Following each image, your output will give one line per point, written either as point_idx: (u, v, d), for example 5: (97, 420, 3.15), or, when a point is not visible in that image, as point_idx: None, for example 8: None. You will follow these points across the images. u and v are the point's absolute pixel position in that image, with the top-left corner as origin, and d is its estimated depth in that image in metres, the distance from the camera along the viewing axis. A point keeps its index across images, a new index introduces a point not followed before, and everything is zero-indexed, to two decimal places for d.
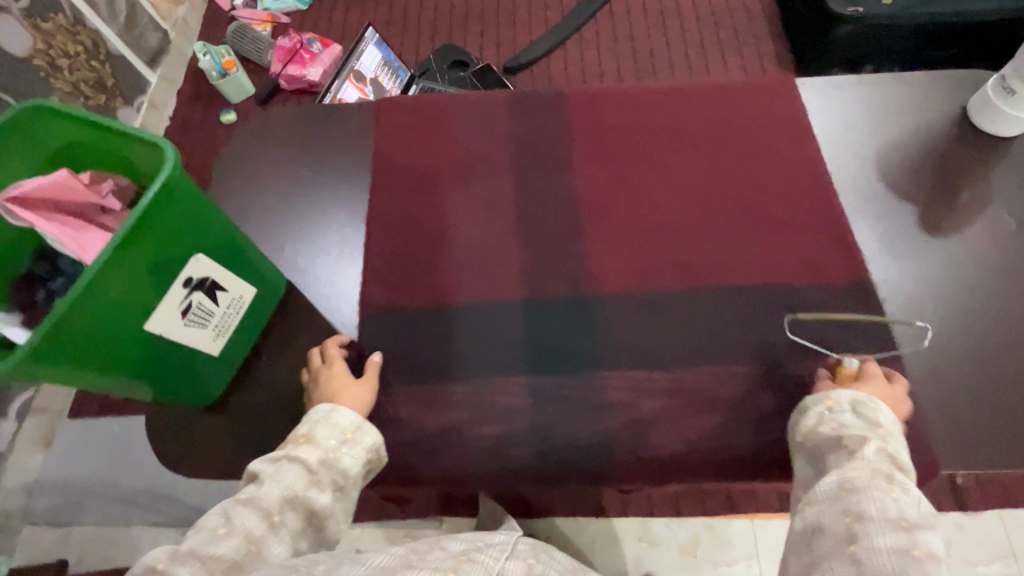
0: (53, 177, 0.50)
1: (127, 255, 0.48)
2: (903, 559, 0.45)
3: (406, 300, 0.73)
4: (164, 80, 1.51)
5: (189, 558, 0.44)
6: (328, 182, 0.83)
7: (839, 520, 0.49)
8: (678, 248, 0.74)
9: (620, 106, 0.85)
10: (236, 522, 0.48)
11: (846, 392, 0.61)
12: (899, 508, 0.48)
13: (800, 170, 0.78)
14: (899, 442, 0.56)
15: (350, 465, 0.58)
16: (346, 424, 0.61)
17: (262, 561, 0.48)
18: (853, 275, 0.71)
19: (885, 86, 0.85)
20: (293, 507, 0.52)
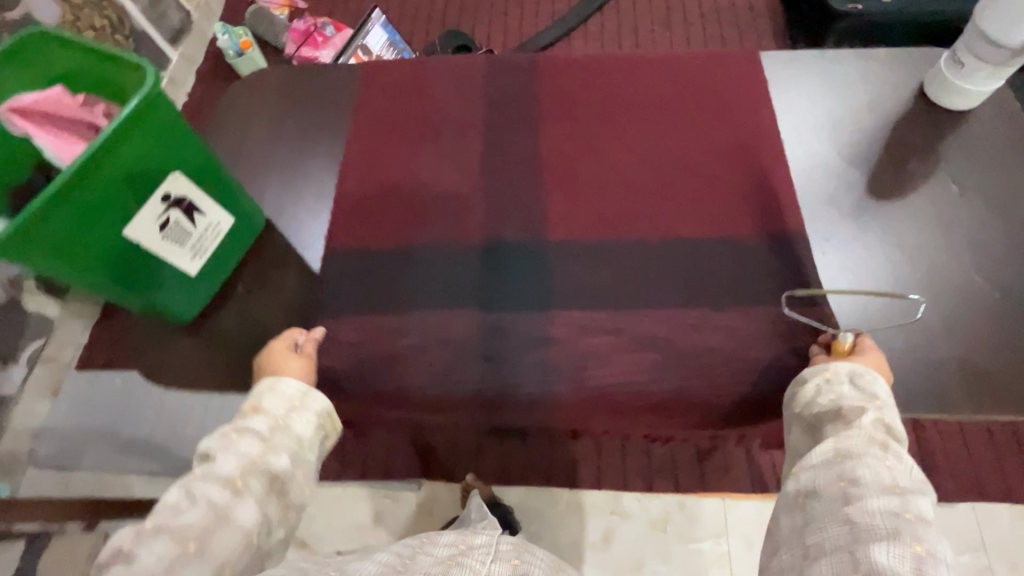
0: (48, 92, 0.57)
1: (107, 161, 0.54)
2: (897, 522, 0.45)
3: (372, 240, 0.79)
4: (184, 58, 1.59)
5: (151, 538, 0.47)
6: (312, 134, 0.89)
7: (834, 483, 0.50)
8: (629, 204, 0.79)
9: (589, 74, 0.89)
10: (198, 494, 0.51)
11: (845, 364, 0.62)
12: (893, 477, 0.49)
13: (753, 136, 0.82)
14: (896, 417, 0.57)
15: (302, 430, 0.61)
16: (292, 392, 0.63)
17: (232, 527, 0.50)
18: (793, 234, 0.75)
19: (847, 62, 0.88)
20: (254, 474, 0.54)
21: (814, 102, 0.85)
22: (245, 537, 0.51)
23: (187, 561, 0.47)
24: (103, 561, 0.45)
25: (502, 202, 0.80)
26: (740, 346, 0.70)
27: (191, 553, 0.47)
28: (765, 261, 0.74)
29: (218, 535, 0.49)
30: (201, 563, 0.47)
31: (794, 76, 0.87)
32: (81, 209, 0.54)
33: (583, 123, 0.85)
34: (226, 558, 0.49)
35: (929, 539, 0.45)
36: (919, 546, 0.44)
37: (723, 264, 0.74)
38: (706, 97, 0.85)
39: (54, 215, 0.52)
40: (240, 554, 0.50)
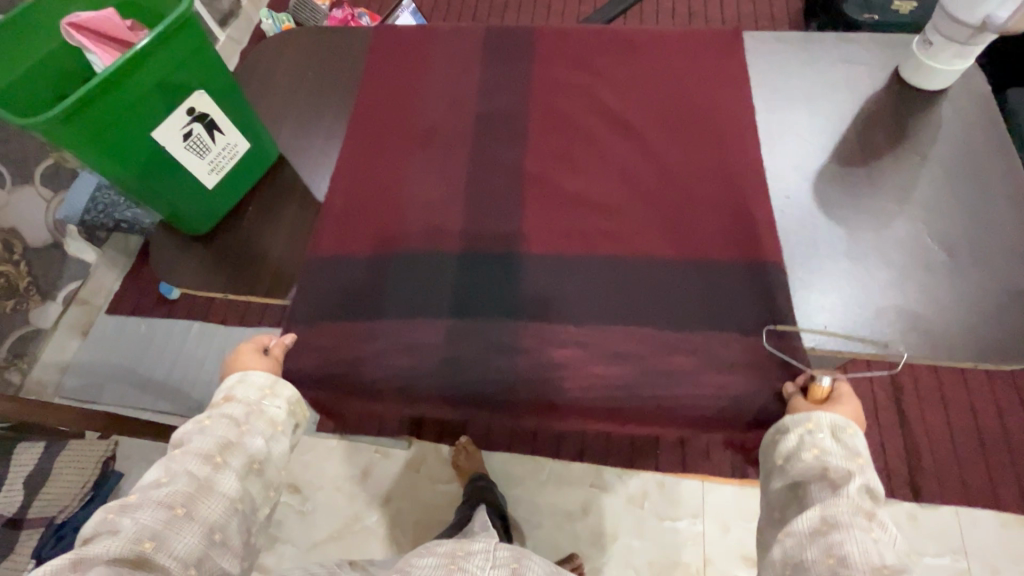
0: (102, 13, 0.67)
1: (142, 65, 0.63)
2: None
3: (368, 174, 0.86)
4: (230, 40, 1.74)
5: (137, 507, 0.60)
6: (328, 85, 0.98)
7: (823, 560, 0.56)
8: (608, 158, 0.84)
9: (584, 43, 0.96)
10: (177, 469, 0.63)
11: (827, 415, 0.64)
12: (881, 556, 0.55)
13: (731, 104, 0.87)
14: (872, 471, 0.62)
15: (276, 413, 0.70)
16: (262, 381, 0.71)
17: (214, 493, 0.63)
18: (758, 196, 0.79)
19: (828, 45, 0.92)
20: (230, 452, 0.65)
21: (793, 77, 0.90)
22: (228, 502, 0.63)
23: (176, 523, 0.59)
24: (97, 526, 0.58)
25: (490, 150, 0.86)
26: (697, 290, 0.74)
27: (179, 517, 0.60)
28: (730, 212, 0.78)
29: (203, 502, 0.62)
30: (188, 524, 0.60)
31: (776, 53, 0.93)
32: (114, 104, 0.63)
33: (572, 84, 0.91)
34: (211, 521, 0.61)
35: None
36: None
37: (690, 212, 0.78)
38: (690, 66, 0.91)
39: (92, 106, 0.61)
40: (223, 515, 0.62)
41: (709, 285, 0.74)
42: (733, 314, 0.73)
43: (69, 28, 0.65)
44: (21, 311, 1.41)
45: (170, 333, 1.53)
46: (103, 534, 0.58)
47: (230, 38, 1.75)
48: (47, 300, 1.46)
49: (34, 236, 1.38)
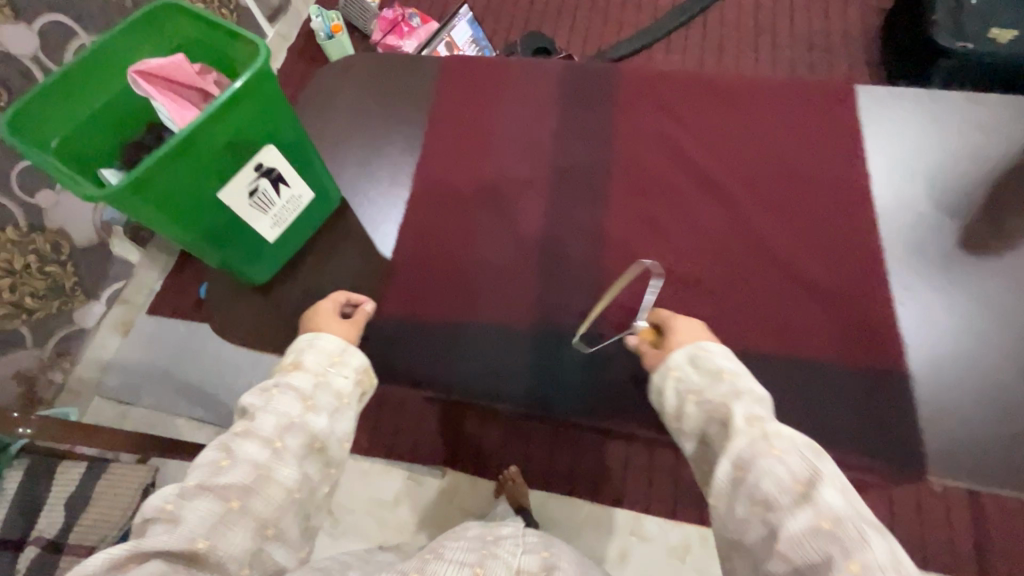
0: (170, 59, 0.62)
1: (211, 130, 0.58)
2: (828, 545, 0.39)
3: (439, 227, 0.82)
4: (278, 36, 1.68)
5: (196, 495, 0.49)
6: (392, 116, 0.92)
7: (752, 513, 0.44)
8: (699, 230, 0.77)
9: (675, 87, 0.87)
10: (237, 454, 0.52)
11: (680, 352, 0.59)
12: (788, 470, 0.44)
13: (840, 170, 0.77)
14: (749, 383, 0.54)
15: (342, 386, 0.62)
16: (333, 347, 0.64)
17: (272, 484, 0.52)
18: (873, 286, 0.70)
19: (954, 104, 0.82)
20: (292, 435, 0.55)
21: (913, 136, 0.80)
22: (286, 494, 0.53)
23: (230, 519, 0.49)
24: (151, 517, 0.48)
25: (568, 206, 0.80)
26: (799, 392, 0.66)
27: (235, 511, 0.50)
28: (839, 298, 0.70)
29: (263, 494, 0.51)
30: (243, 520, 0.50)
31: (893, 104, 0.82)
32: (179, 172, 0.58)
33: (657, 131, 0.83)
34: (268, 515, 0.51)
35: (855, 545, 0.39)
36: (854, 566, 0.38)
37: (794, 295, 0.70)
38: (794, 122, 0.81)
39: (157, 177, 0.56)
40: (278, 508, 0.52)
41: (814, 382, 0.67)
42: (840, 417, 0.65)
43: (135, 76, 0.60)
44: (68, 311, 1.22)
45: (209, 334, 1.31)
46: (156, 526, 0.47)
47: (278, 35, 1.68)
48: (90, 299, 1.26)
49: (81, 235, 1.19)
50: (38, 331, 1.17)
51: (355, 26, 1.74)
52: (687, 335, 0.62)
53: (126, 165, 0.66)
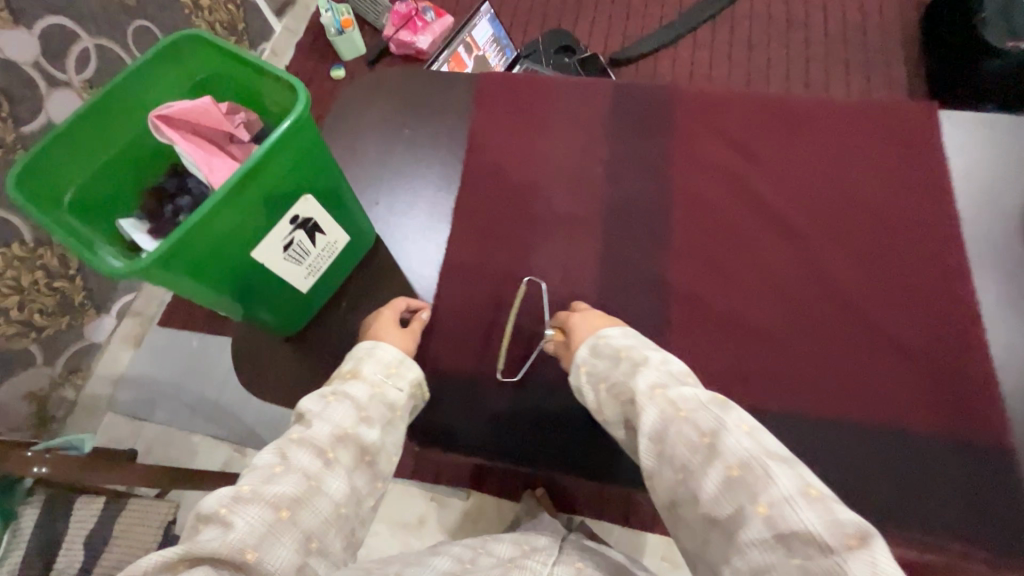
0: (196, 102, 0.56)
1: (260, 171, 0.52)
2: (738, 492, 0.42)
3: (482, 271, 0.76)
4: (287, 31, 1.50)
5: (248, 501, 0.47)
6: (426, 146, 0.85)
7: (676, 481, 0.46)
8: (768, 276, 0.70)
9: (733, 115, 0.80)
10: (292, 461, 0.51)
11: (581, 349, 0.61)
12: (694, 427, 0.47)
13: (922, 211, 0.71)
14: (649, 355, 0.56)
15: (396, 398, 0.60)
16: (389, 359, 0.62)
17: (321, 495, 0.50)
18: (963, 344, 0.65)
19: None
20: (343, 445, 0.54)
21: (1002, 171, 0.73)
22: (333, 508, 0.51)
23: (279, 529, 0.46)
24: (206, 518, 0.46)
25: (623, 249, 0.74)
26: (891, 466, 0.60)
27: (284, 520, 0.47)
28: (928, 360, 0.64)
29: (312, 506, 0.49)
30: (292, 530, 0.47)
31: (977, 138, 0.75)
32: (231, 216, 0.53)
33: (720, 165, 0.77)
34: (314, 528, 0.49)
35: (762, 486, 0.41)
36: (762, 507, 0.41)
37: (880, 356, 0.65)
38: (868, 155, 0.75)
39: (207, 224, 0.51)
40: (326, 522, 0.50)
41: (909, 455, 0.60)
42: (937, 495, 0.59)
43: (156, 122, 0.54)
44: (77, 325, 1.10)
45: (228, 346, 1.13)
46: (209, 528, 0.45)
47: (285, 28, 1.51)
48: (101, 314, 1.13)
49: None
50: (48, 348, 1.05)
51: (365, 19, 1.56)
52: (587, 325, 0.63)
53: (148, 216, 0.59)
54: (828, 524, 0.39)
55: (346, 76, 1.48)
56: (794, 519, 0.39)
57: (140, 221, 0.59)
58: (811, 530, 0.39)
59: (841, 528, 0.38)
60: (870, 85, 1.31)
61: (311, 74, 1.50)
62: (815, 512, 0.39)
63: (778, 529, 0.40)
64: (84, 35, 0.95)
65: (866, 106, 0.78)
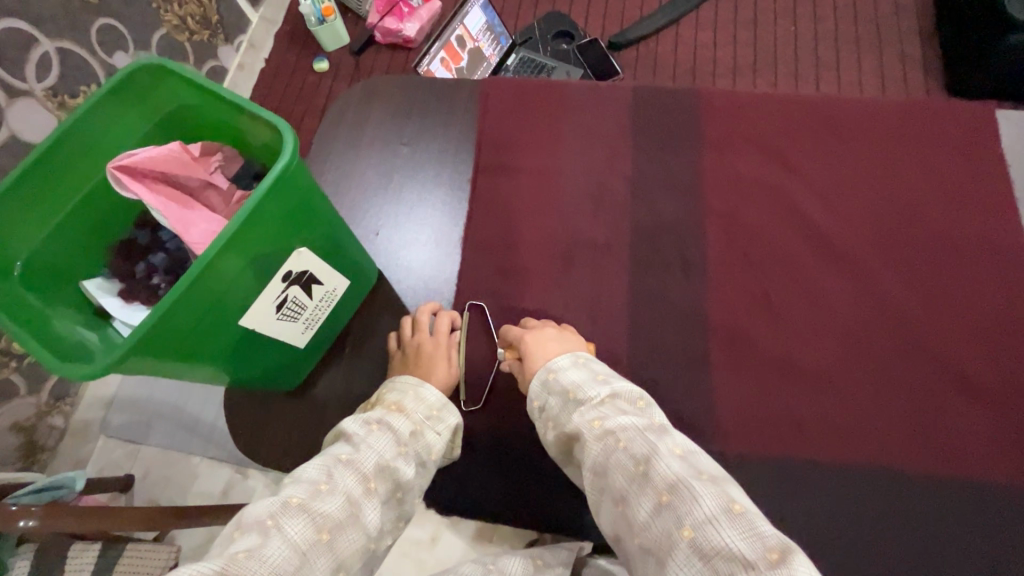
0: (161, 148, 0.47)
1: (259, 215, 0.45)
2: (668, 520, 0.38)
3: (503, 305, 0.70)
4: (264, 20, 1.38)
5: (293, 514, 0.43)
6: (431, 168, 0.79)
7: (615, 513, 0.43)
8: (799, 306, 0.66)
9: (755, 127, 0.75)
10: (338, 481, 0.47)
11: (534, 384, 0.53)
12: (627, 454, 0.43)
13: (952, 234, 0.68)
14: (593, 386, 0.50)
15: (434, 441, 0.56)
16: (433, 400, 0.58)
17: (359, 525, 0.46)
18: (1001, 377, 0.62)
19: None
20: (383, 477, 0.50)
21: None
22: (364, 542, 0.47)
23: (316, 552, 0.43)
24: (245, 527, 0.42)
25: (654, 279, 0.69)
26: (932, 511, 0.58)
27: (322, 544, 0.43)
28: (986, 396, 0.61)
29: (348, 535, 0.45)
30: (325, 556, 0.43)
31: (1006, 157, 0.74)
32: (233, 263, 0.45)
33: (754, 181, 0.73)
34: (345, 558, 0.45)
35: (687, 508, 0.38)
36: (687, 531, 0.37)
37: (936, 392, 0.62)
38: (897, 172, 0.71)
39: (208, 275, 0.44)
40: (356, 554, 0.46)
41: (970, 501, 0.58)
42: (979, 539, 0.56)
43: (116, 175, 0.45)
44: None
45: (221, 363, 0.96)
46: (246, 537, 0.41)
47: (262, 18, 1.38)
48: None
49: None
50: (31, 376, 0.91)
51: (348, 5, 1.44)
52: (540, 351, 0.56)
53: (119, 276, 0.51)
54: (752, 542, 0.36)
55: (330, 68, 1.37)
56: (718, 541, 0.36)
57: (109, 282, 0.51)
58: (735, 549, 0.36)
59: (762, 541, 0.36)
60: (888, 65, 1.22)
61: (292, 66, 1.39)
62: (739, 531, 0.36)
63: (702, 553, 0.36)
64: (43, 38, 0.84)
65: (893, 117, 0.74)
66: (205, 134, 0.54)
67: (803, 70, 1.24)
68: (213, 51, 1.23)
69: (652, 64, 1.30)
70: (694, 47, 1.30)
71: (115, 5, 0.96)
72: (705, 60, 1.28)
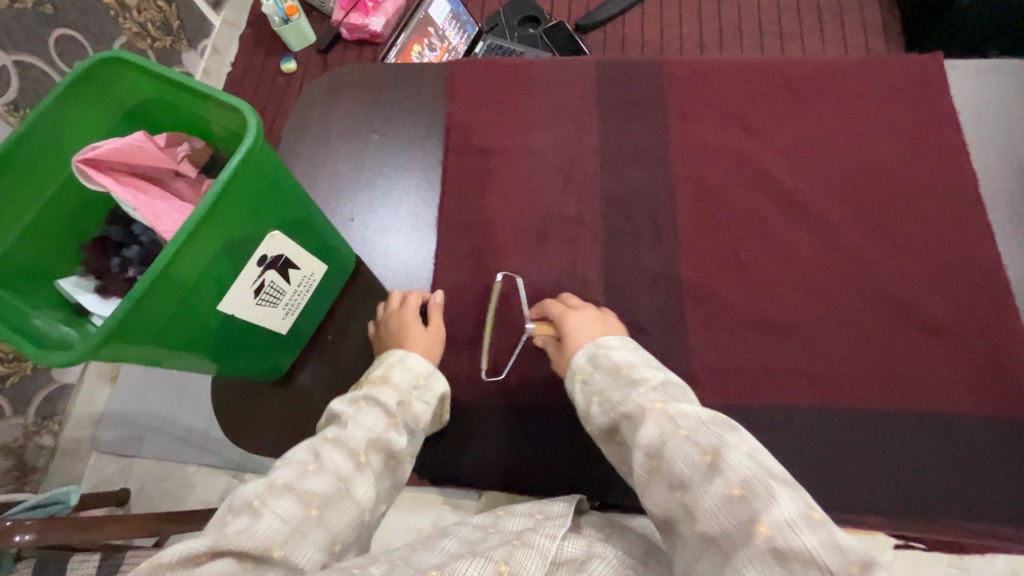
0: (126, 138, 0.48)
1: (224, 199, 0.45)
2: (741, 514, 0.38)
3: (484, 284, 0.71)
4: (228, 24, 1.37)
5: (281, 494, 0.45)
6: (402, 153, 0.80)
7: (670, 498, 0.42)
8: (768, 263, 0.69)
9: (717, 93, 0.77)
10: (325, 459, 0.48)
11: (579, 354, 0.56)
12: (694, 444, 0.42)
13: (909, 183, 0.70)
14: (648, 370, 0.51)
15: (421, 411, 0.58)
16: (418, 369, 0.60)
17: (349, 499, 0.48)
18: (961, 315, 0.65)
19: (1006, 94, 0.77)
20: (375, 449, 0.51)
21: (990, 139, 0.75)
22: (358, 514, 0.48)
23: (307, 527, 0.44)
24: (235, 507, 0.44)
25: (630, 248, 0.71)
26: (902, 448, 0.60)
27: (311, 519, 0.45)
28: (955, 337, 0.64)
29: (338, 508, 0.47)
30: (317, 530, 0.45)
31: (960, 108, 0.77)
32: (200, 250, 0.45)
33: (721, 147, 0.74)
34: (339, 530, 0.46)
35: (763, 506, 0.38)
36: (763, 527, 0.37)
37: (906, 336, 0.64)
38: (854, 128, 0.73)
39: (178, 262, 0.44)
40: (350, 525, 0.48)
41: (936, 434, 0.60)
42: (948, 470, 0.59)
43: (83, 168, 0.46)
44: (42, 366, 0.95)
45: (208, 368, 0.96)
46: (236, 517, 0.43)
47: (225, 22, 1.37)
48: None
49: None
50: (15, 397, 0.90)
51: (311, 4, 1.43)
52: (582, 332, 0.59)
53: (93, 272, 0.52)
54: (830, 550, 0.35)
55: (298, 68, 1.36)
56: (796, 542, 0.36)
57: (85, 279, 0.51)
58: (815, 553, 0.35)
59: (841, 553, 0.35)
60: (849, 31, 1.25)
61: (260, 68, 1.38)
62: (820, 536, 0.36)
63: (779, 553, 0.35)
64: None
65: (849, 75, 0.76)
66: (167, 125, 0.55)
67: (766, 42, 1.26)
68: (177, 58, 1.22)
69: (620, 44, 1.31)
70: (659, 26, 1.31)
71: (72, 15, 0.95)
72: (671, 37, 1.30)
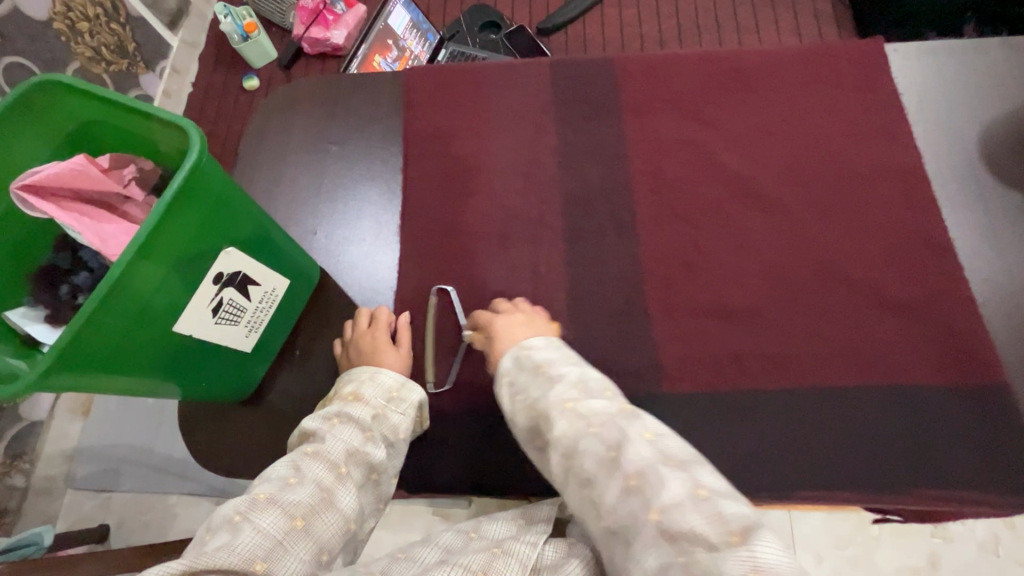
0: (65, 162, 0.46)
1: (171, 219, 0.45)
2: (636, 502, 0.40)
3: (453, 288, 0.71)
4: (186, 44, 1.34)
5: (264, 508, 0.45)
6: (363, 163, 0.80)
7: (579, 494, 0.44)
8: (729, 249, 0.70)
9: (671, 86, 0.79)
10: (305, 472, 0.49)
11: (508, 356, 0.56)
12: (602, 440, 0.44)
13: (859, 162, 0.72)
14: (565, 369, 0.52)
15: (399, 421, 0.58)
16: (391, 383, 0.60)
17: (333, 509, 0.48)
18: (914, 287, 0.67)
19: (942, 73, 0.80)
20: (355, 462, 0.52)
21: (934, 118, 0.78)
22: (343, 523, 0.48)
23: (293, 539, 0.44)
24: (216, 527, 0.43)
25: (594, 245, 0.71)
26: (869, 420, 0.61)
27: (297, 531, 0.45)
28: (908, 305, 0.66)
29: (323, 519, 0.47)
30: (304, 541, 0.45)
31: (903, 89, 0.79)
32: (150, 271, 0.45)
33: (677, 138, 0.76)
34: (325, 541, 0.46)
35: (654, 491, 0.40)
36: (654, 512, 0.39)
37: (866, 313, 0.66)
38: (804, 113, 0.75)
39: (130, 280, 0.43)
40: (337, 536, 0.47)
41: (897, 404, 0.62)
42: (913, 436, 0.61)
43: (22, 195, 0.45)
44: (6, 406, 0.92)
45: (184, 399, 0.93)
46: (217, 536, 0.42)
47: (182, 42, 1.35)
48: None
49: None
50: None
51: (270, 21, 1.42)
52: (508, 336, 0.59)
53: (42, 302, 0.50)
54: (714, 524, 0.37)
55: (260, 85, 1.35)
56: (682, 519, 0.38)
57: (34, 309, 0.50)
58: (698, 530, 0.37)
59: (724, 524, 0.37)
60: (803, 22, 1.28)
61: (222, 88, 1.36)
62: (702, 512, 0.38)
63: (668, 534, 0.38)
64: None
65: (798, 63, 0.78)
66: (113, 147, 0.54)
67: (725, 37, 1.29)
68: (134, 81, 1.20)
69: (582, 46, 1.33)
70: (620, 25, 1.33)
71: (20, 42, 0.93)
72: (633, 37, 1.32)
